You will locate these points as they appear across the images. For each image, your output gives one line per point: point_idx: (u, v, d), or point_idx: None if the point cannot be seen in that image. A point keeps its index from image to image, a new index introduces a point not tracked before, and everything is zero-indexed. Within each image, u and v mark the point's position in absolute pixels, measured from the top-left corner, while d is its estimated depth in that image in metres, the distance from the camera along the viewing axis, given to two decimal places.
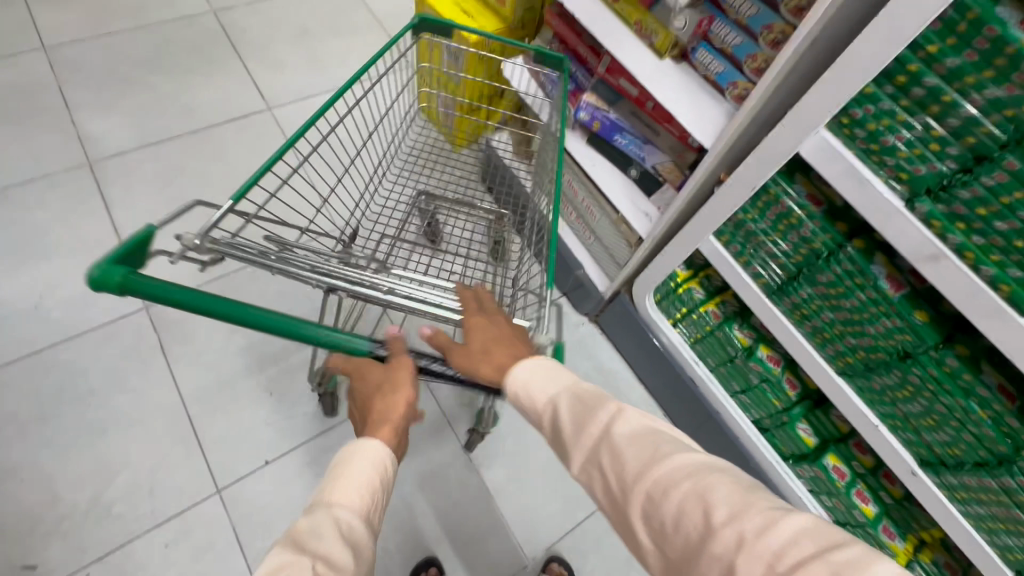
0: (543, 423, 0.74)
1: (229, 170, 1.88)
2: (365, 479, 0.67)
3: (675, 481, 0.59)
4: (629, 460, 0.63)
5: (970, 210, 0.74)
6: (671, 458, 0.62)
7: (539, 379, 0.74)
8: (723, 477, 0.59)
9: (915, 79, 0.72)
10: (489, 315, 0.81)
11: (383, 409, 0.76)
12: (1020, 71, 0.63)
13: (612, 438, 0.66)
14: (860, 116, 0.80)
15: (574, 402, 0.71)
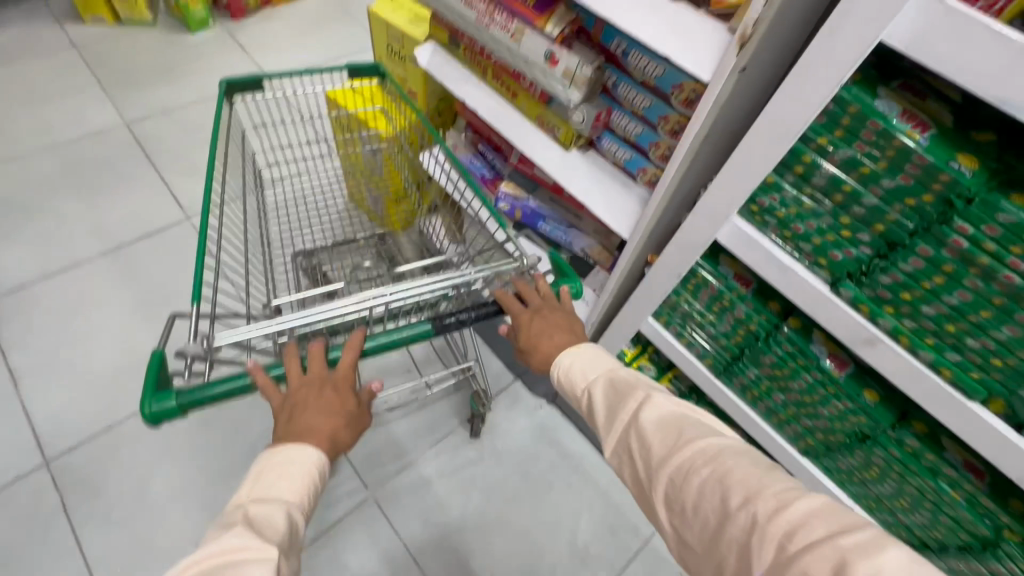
0: (580, 401, 0.80)
1: (146, 290, 1.76)
2: (306, 471, 0.73)
3: (699, 463, 0.61)
4: (654, 444, 0.65)
5: (894, 294, 0.70)
6: (697, 442, 0.63)
7: (581, 364, 0.82)
8: (744, 459, 0.59)
9: (811, 168, 0.69)
10: (534, 310, 0.88)
11: (317, 421, 0.77)
12: (912, 162, 0.61)
13: (638, 425, 0.68)
14: (767, 203, 0.77)
15: (609, 386, 0.76)
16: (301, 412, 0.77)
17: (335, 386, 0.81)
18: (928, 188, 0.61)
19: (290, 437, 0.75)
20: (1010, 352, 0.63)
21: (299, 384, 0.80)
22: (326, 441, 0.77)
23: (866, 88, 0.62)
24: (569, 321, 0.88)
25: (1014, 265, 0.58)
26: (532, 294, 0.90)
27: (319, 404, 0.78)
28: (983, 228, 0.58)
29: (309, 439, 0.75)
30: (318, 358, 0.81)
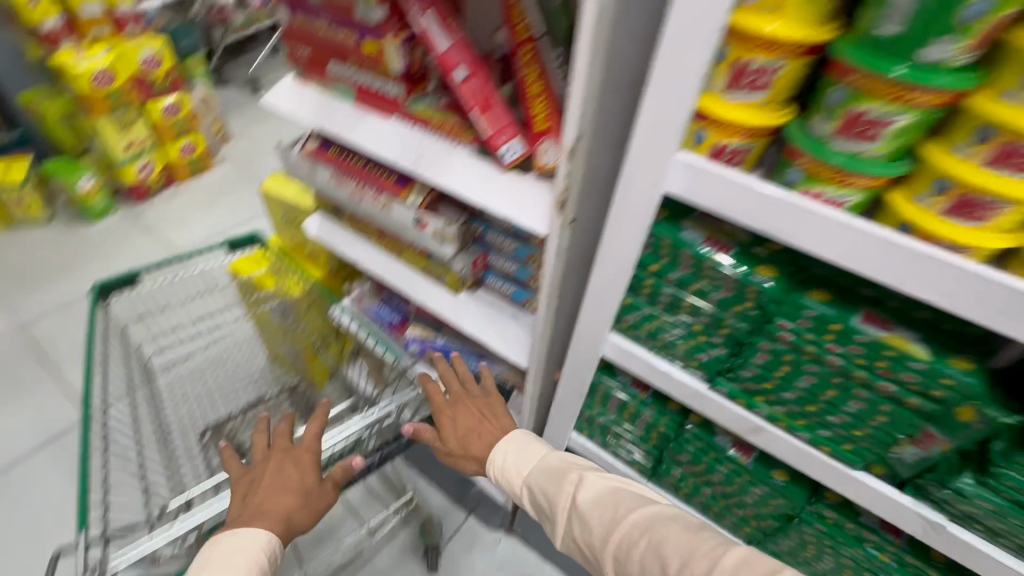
0: (520, 495, 0.84)
1: (39, 512, 1.56)
2: (253, 555, 0.71)
3: (637, 534, 0.68)
4: (595, 525, 0.71)
5: (758, 384, 0.76)
6: (631, 514, 0.70)
7: (513, 460, 0.85)
8: (674, 524, 0.67)
9: (655, 289, 0.78)
10: (456, 404, 0.95)
11: (273, 499, 0.77)
12: (725, 278, 0.70)
13: (576, 511, 0.74)
14: (632, 321, 0.84)
15: (543, 474, 0.81)
16: (260, 491, 0.78)
17: (298, 457, 0.83)
18: (745, 295, 0.70)
19: (243, 518, 0.75)
20: (863, 423, 0.69)
21: (265, 455, 0.85)
22: (281, 523, 0.76)
23: (673, 224, 0.72)
24: (489, 407, 0.96)
25: (831, 350, 0.66)
26: (450, 379, 0.99)
27: (278, 483, 0.80)
28: (797, 323, 0.67)
29: (263, 521, 0.75)
30: (284, 432, 0.87)
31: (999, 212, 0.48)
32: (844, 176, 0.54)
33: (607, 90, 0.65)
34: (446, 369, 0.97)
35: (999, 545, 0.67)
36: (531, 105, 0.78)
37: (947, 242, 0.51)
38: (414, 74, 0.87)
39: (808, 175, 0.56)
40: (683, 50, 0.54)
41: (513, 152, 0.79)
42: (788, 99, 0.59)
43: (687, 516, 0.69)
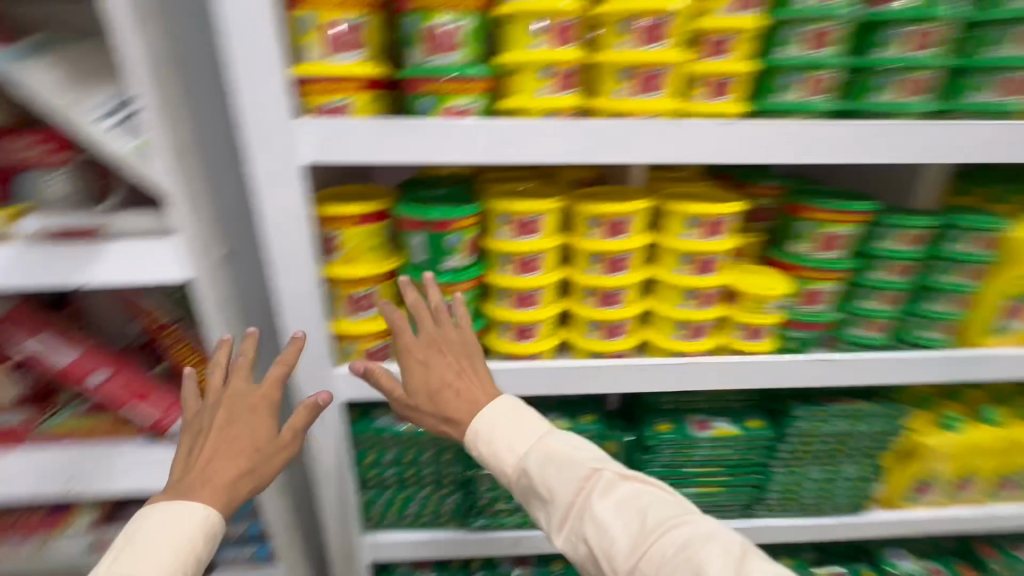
0: (510, 479, 0.66)
1: None
2: (184, 542, 0.54)
3: (669, 550, 0.55)
4: (618, 538, 0.58)
5: (495, 504, 0.90)
6: (662, 528, 0.57)
7: (506, 430, 0.66)
8: (713, 545, 0.55)
9: (379, 476, 0.86)
10: (426, 347, 0.69)
11: (215, 467, 0.59)
12: (424, 441, 0.84)
13: (593, 516, 0.59)
14: (378, 513, 0.89)
15: (547, 462, 0.63)
16: (208, 446, 0.60)
17: (253, 410, 0.63)
18: (445, 445, 0.84)
19: (180, 487, 0.58)
20: None
21: (217, 399, 0.63)
22: (224, 495, 0.58)
23: (366, 418, 0.84)
24: (469, 355, 0.70)
25: None
26: (421, 312, 0.69)
27: (225, 441, 0.60)
28: None
29: (200, 495, 0.57)
30: (245, 365, 0.65)
31: (537, 328, 0.78)
32: None
33: (236, 341, 0.78)
34: (412, 299, 0.69)
35: None
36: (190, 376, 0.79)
37: (528, 355, 0.78)
38: (41, 391, 0.81)
39: None
40: (298, 304, 0.69)
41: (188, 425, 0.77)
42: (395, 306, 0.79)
43: (728, 535, 0.56)
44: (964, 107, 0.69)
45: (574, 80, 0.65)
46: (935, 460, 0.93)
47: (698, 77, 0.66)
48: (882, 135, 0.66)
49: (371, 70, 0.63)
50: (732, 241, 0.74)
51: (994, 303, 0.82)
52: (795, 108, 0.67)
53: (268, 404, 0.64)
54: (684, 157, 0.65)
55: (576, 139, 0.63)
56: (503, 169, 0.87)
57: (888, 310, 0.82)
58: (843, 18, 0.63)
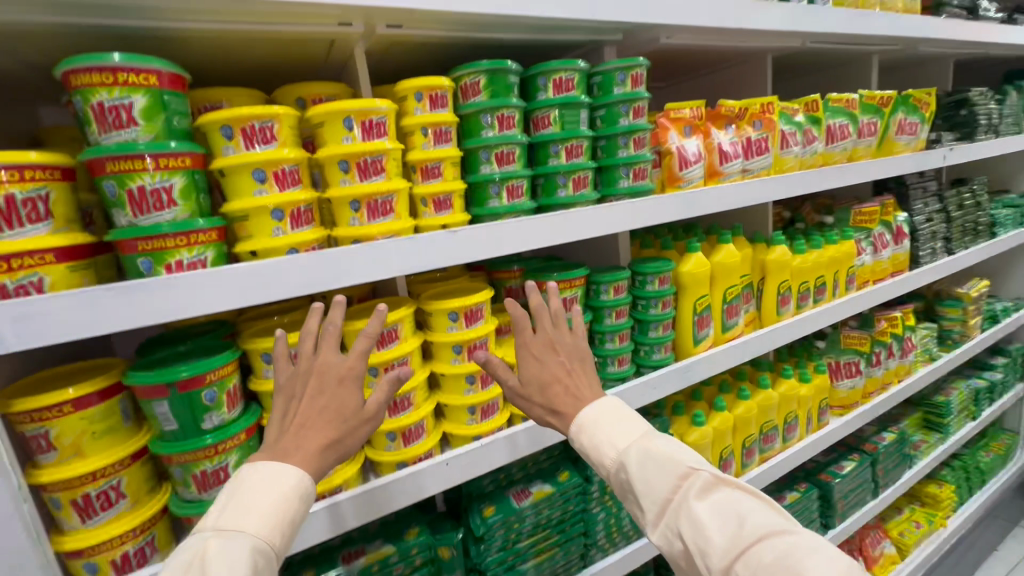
0: (607, 471, 0.67)
1: None
2: (281, 501, 0.52)
3: (769, 555, 0.54)
4: (715, 536, 0.58)
5: None
6: (762, 535, 0.56)
7: (608, 419, 0.70)
8: (814, 556, 0.54)
9: None
10: (542, 349, 0.75)
11: (306, 434, 0.57)
12: None
13: (689, 512, 0.60)
14: None
15: (646, 458, 0.65)
16: (301, 412, 0.58)
17: (342, 381, 0.60)
18: None
19: (275, 449, 0.56)
20: None
21: (309, 367, 0.60)
22: (314, 466, 0.56)
23: None
24: (581, 359, 0.76)
25: None
26: (541, 314, 0.76)
27: (315, 411, 0.58)
28: None
29: (294, 459, 0.55)
30: (333, 337, 0.61)
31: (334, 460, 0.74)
32: None
33: None
34: (534, 301, 0.76)
35: None
36: None
37: (328, 492, 0.73)
38: None
39: None
40: None
41: None
42: (151, 490, 0.67)
43: (831, 549, 0.55)
44: (619, 191, 0.94)
45: (306, 217, 0.69)
46: (702, 451, 1.14)
47: (422, 198, 0.77)
48: (573, 219, 0.85)
49: (59, 241, 0.57)
50: (491, 323, 0.85)
51: (690, 319, 1.08)
52: (506, 210, 0.83)
53: (355, 378, 0.60)
54: (429, 264, 0.73)
55: (317, 270, 0.65)
56: (266, 305, 0.87)
57: (625, 346, 1.01)
58: (518, 143, 0.83)
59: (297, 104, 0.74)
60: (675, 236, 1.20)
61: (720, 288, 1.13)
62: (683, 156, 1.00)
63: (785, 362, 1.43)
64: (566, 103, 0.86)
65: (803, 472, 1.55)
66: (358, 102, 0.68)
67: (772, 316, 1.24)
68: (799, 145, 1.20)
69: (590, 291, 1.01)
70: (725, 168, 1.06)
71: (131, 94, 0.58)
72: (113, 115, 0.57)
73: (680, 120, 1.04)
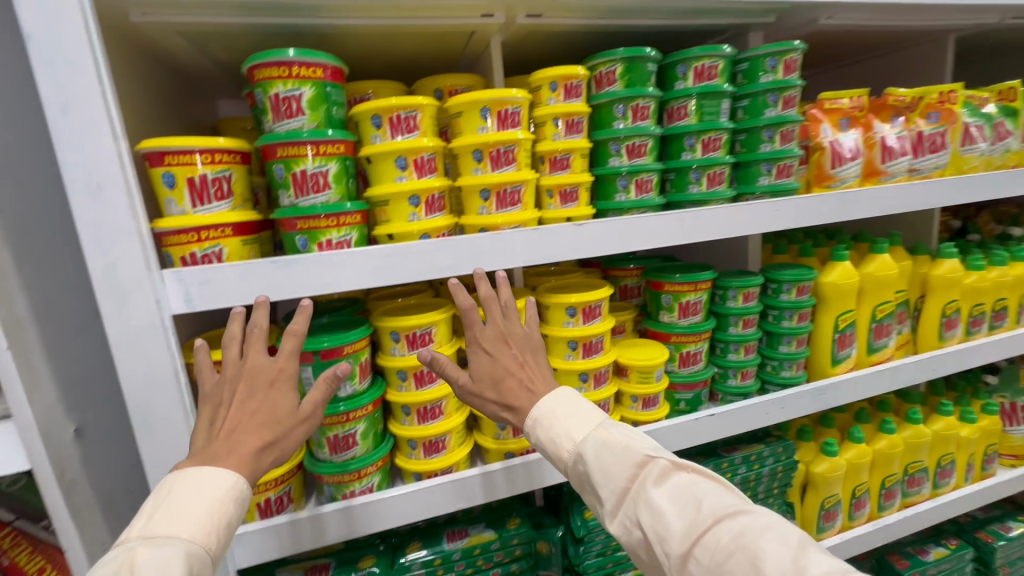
0: (566, 464, 0.63)
1: None
2: (215, 506, 0.49)
3: (725, 538, 0.49)
4: (672, 520, 0.53)
5: None
6: (718, 517, 0.51)
7: (564, 422, 0.64)
8: (771, 535, 0.49)
9: None
10: (494, 348, 0.69)
11: (238, 437, 0.54)
12: None
13: (646, 501, 0.55)
14: None
15: (603, 448, 0.61)
16: (230, 415, 0.55)
17: (274, 383, 0.58)
18: None
19: (205, 455, 0.52)
20: None
21: (237, 372, 0.57)
22: (249, 469, 0.53)
23: None
24: (532, 350, 0.71)
25: None
26: (492, 305, 0.69)
27: (247, 415, 0.56)
28: None
29: (227, 463, 0.52)
30: (261, 338, 0.58)
31: (447, 440, 0.77)
32: (362, 471, 0.72)
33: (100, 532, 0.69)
34: (485, 292, 0.69)
35: None
36: None
37: (440, 470, 0.76)
38: None
39: (337, 484, 0.72)
40: (169, 468, 0.61)
41: None
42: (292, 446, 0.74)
43: (788, 527, 0.50)
44: (758, 189, 0.86)
45: (439, 203, 0.72)
46: (832, 485, 1.01)
47: (548, 190, 0.77)
48: (705, 217, 0.79)
49: (235, 217, 0.64)
50: (609, 322, 0.82)
51: (830, 337, 0.96)
52: (633, 205, 0.79)
53: (289, 378, 0.59)
54: (551, 256, 0.72)
55: (447, 255, 0.68)
56: (391, 287, 0.92)
57: (751, 359, 0.93)
58: (651, 134, 0.79)
59: (435, 95, 0.77)
60: (815, 242, 1.08)
61: (869, 303, 1.00)
62: (838, 151, 0.89)
63: (941, 395, 1.23)
64: (706, 92, 0.80)
65: (953, 526, 1.32)
66: (496, 92, 0.69)
67: (932, 342, 1.07)
68: (986, 142, 1.00)
69: (715, 296, 0.94)
70: (888, 166, 0.93)
71: (301, 86, 0.63)
72: (286, 105, 0.64)
73: (835, 111, 0.93)
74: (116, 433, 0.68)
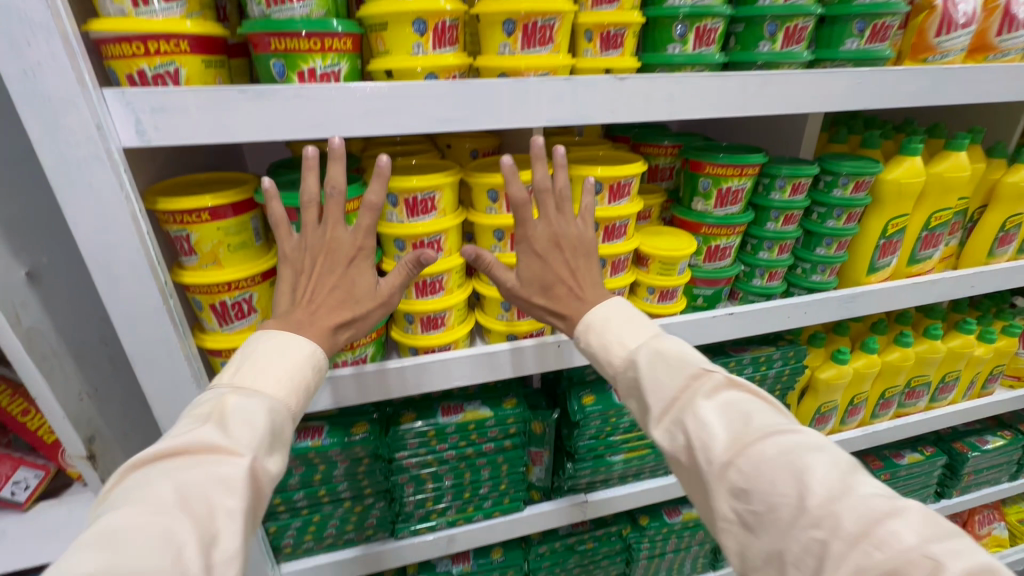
0: (615, 369, 0.59)
1: None
2: (296, 369, 0.51)
3: (774, 452, 0.45)
4: (718, 429, 0.48)
5: (424, 506, 0.84)
6: (767, 431, 0.47)
7: (619, 328, 0.60)
8: (821, 455, 0.44)
9: (290, 502, 0.78)
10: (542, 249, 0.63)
11: (319, 311, 0.55)
12: (333, 451, 0.75)
13: (693, 410, 0.50)
14: (292, 541, 0.81)
15: (657, 357, 0.56)
16: (314, 281, 0.56)
17: (353, 260, 0.57)
18: (359, 456, 0.77)
19: (290, 320, 0.54)
20: (501, 477, 0.86)
21: (318, 241, 0.56)
22: (329, 344, 0.56)
23: None
24: (587, 254, 0.65)
25: (443, 448, 0.81)
26: (546, 198, 0.62)
27: (326, 290, 0.56)
28: (409, 448, 0.79)
29: (309, 333, 0.54)
30: (340, 203, 0.55)
31: (447, 317, 0.71)
32: (354, 342, 0.68)
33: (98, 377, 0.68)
34: (539, 177, 0.61)
35: (613, 484, 0.93)
36: (23, 424, 0.65)
37: (438, 347, 0.72)
38: None
39: None
40: (139, 324, 0.55)
41: (26, 484, 0.65)
42: None
43: (840, 453, 0.46)
44: (842, 55, 0.70)
45: (450, 36, 0.57)
46: (832, 391, 1.00)
47: (587, 31, 0.62)
48: (773, 84, 0.65)
49: (191, 26, 0.50)
50: (637, 204, 0.72)
51: (874, 243, 0.87)
52: (687, 62, 0.65)
53: (367, 256, 0.57)
54: (583, 117, 0.60)
55: (461, 104, 0.55)
56: (391, 144, 0.80)
57: (784, 260, 0.84)
58: None
59: None
60: (882, 132, 0.94)
61: (926, 209, 0.89)
62: (950, 13, 0.71)
63: (964, 312, 1.17)
64: None
65: (931, 434, 1.36)
66: None
67: (978, 257, 0.98)
68: None
69: (759, 185, 0.82)
70: (1003, 40, 0.75)
71: None
72: None
73: None
74: (81, 279, 0.62)
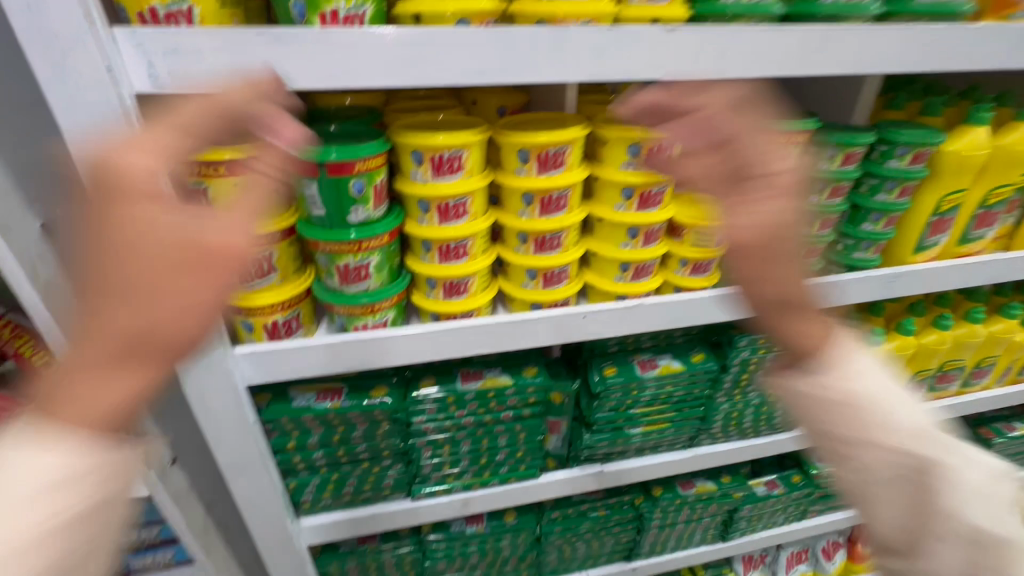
0: (832, 390, 0.56)
1: None
2: (103, 415, 0.41)
3: (948, 498, 0.52)
4: (906, 472, 0.53)
5: (441, 469, 0.85)
6: (949, 479, 0.53)
7: (859, 373, 0.57)
8: (977, 497, 0.54)
9: (308, 460, 0.79)
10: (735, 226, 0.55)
11: (168, 294, 0.42)
12: (352, 413, 0.75)
13: (884, 455, 0.54)
14: (311, 497, 0.82)
15: (902, 411, 0.55)
16: (123, 265, 0.41)
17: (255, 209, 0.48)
18: (378, 419, 0.77)
19: (133, 310, 0.41)
20: (518, 445, 0.86)
21: (151, 212, 0.43)
22: (153, 314, 0.42)
23: (281, 400, 0.74)
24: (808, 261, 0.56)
25: (462, 414, 0.80)
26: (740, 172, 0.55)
27: (170, 268, 0.42)
28: (428, 413, 0.79)
29: (163, 309, 0.42)
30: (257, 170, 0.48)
31: (469, 284, 0.69)
32: (375, 306, 0.66)
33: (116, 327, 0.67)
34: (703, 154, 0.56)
35: (630, 455, 0.93)
36: (46, 375, 0.66)
37: (460, 314, 0.70)
38: None
39: (349, 317, 0.67)
40: None
41: None
42: (299, 269, 0.67)
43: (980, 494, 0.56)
44: (911, 9, 0.62)
45: None
46: None
47: None
48: (837, 41, 0.59)
49: None
50: (676, 170, 0.67)
51: (925, 220, 0.82)
52: (744, 12, 0.59)
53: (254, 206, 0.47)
54: (626, 72, 0.55)
55: (495, 55, 0.51)
56: (415, 97, 0.75)
57: (826, 235, 0.80)
58: None
59: None
60: (945, 98, 0.86)
61: (985, 185, 0.83)
62: None
63: (1009, 296, 1.12)
64: None
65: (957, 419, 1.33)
66: None
67: None
68: None
69: (806, 153, 0.77)
70: None
71: None
72: None
73: None
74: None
